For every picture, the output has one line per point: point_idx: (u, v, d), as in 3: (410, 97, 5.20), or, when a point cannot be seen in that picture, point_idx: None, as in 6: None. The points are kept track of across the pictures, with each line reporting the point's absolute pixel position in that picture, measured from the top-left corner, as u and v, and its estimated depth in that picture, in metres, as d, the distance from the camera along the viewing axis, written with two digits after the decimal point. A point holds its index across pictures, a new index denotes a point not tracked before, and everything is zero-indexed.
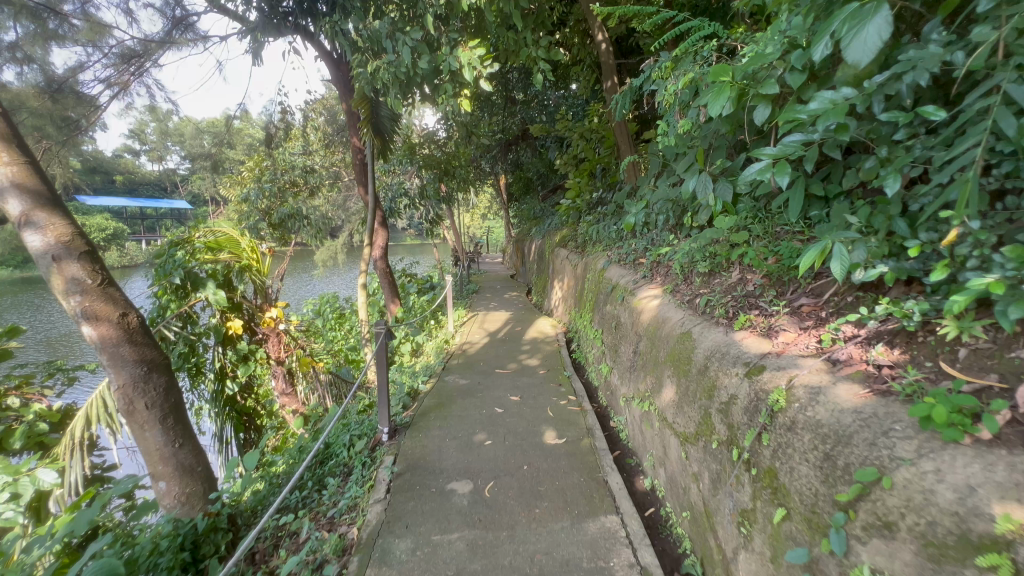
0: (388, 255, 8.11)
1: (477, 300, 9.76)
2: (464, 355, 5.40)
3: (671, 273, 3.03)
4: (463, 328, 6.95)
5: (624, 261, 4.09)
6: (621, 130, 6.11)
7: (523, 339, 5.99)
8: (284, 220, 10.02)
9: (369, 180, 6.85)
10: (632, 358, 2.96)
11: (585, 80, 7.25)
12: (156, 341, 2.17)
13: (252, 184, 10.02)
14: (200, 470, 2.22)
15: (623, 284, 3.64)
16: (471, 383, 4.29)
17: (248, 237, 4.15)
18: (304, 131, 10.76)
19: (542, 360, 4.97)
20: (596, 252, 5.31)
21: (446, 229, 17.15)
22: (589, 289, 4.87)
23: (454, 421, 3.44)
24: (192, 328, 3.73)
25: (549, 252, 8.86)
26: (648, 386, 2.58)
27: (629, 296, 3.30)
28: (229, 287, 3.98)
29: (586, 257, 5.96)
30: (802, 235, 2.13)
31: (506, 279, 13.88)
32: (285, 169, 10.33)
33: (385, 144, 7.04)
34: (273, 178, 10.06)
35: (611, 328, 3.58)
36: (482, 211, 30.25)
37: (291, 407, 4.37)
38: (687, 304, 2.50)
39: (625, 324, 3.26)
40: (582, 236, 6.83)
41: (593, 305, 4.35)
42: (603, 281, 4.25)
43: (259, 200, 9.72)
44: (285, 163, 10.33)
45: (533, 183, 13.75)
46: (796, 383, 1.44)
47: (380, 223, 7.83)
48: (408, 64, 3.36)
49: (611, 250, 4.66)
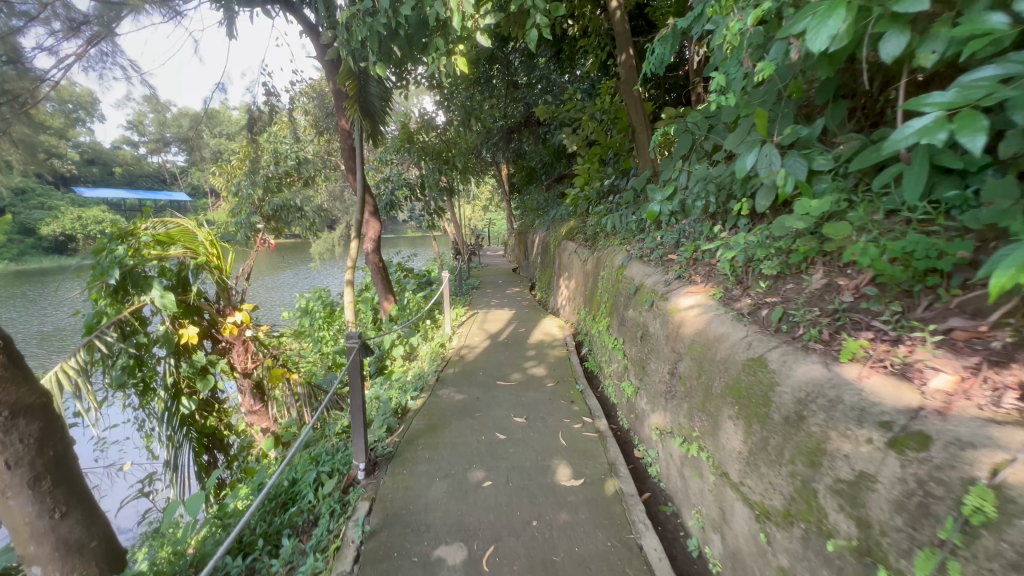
0: (382, 249, 7.51)
1: (478, 296, 9.17)
2: (462, 361, 4.82)
3: (716, 274, 2.43)
4: (462, 329, 6.37)
5: (648, 257, 3.49)
6: (637, 110, 5.48)
7: (527, 342, 5.40)
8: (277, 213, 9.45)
9: (359, 166, 6.24)
10: (667, 381, 2.36)
11: (595, 57, 6.60)
12: (29, 390, 1.74)
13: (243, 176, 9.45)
14: (93, 545, 1.80)
15: (649, 286, 3.03)
16: (468, 399, 3.70)
17: (207, 228, 3.55)
18: (294, 118, 10.15)
19: (550, 369, 4.38)
20: (611, 246, 4.69)
21: (446, 222, 16.57)
22: (603, 289, 4.26)
23: (447, 451, 2.85)
24: (138, 338, 3.12)
25: (554, 245, 8.26)
26: (696, 423, 1.98)
27: (660, 302, 2.70)
28: (184, 287, 3.39)
29: (598, 252, 5.36)
30: (926, 226, 1.53)
31: (508, 274, 13.28)
32: (277, 159, 9.75)
33: (375, 125, 6.33)
34: (263, 168, 9.48)
35: (637, 339, 2.98)
36: (483, 203, 29.63)
37: (260, 425, 3.85)
38: (750, 318, 1.89)
39: (655, 336, 2.65)
40: (593, 228, 6.21)
41: (609, 309, 3.75)
42: (622, 280, 3.64)
43: (251, 191, 9.18)
44: (276, 153, 9.72)
45: (536, 172, 13.10)
46: (1009, 482, 0.84)
47: (373, 215, 7.24)
48: (387, 12, 2.71)
49: (629, 245, 4.04)
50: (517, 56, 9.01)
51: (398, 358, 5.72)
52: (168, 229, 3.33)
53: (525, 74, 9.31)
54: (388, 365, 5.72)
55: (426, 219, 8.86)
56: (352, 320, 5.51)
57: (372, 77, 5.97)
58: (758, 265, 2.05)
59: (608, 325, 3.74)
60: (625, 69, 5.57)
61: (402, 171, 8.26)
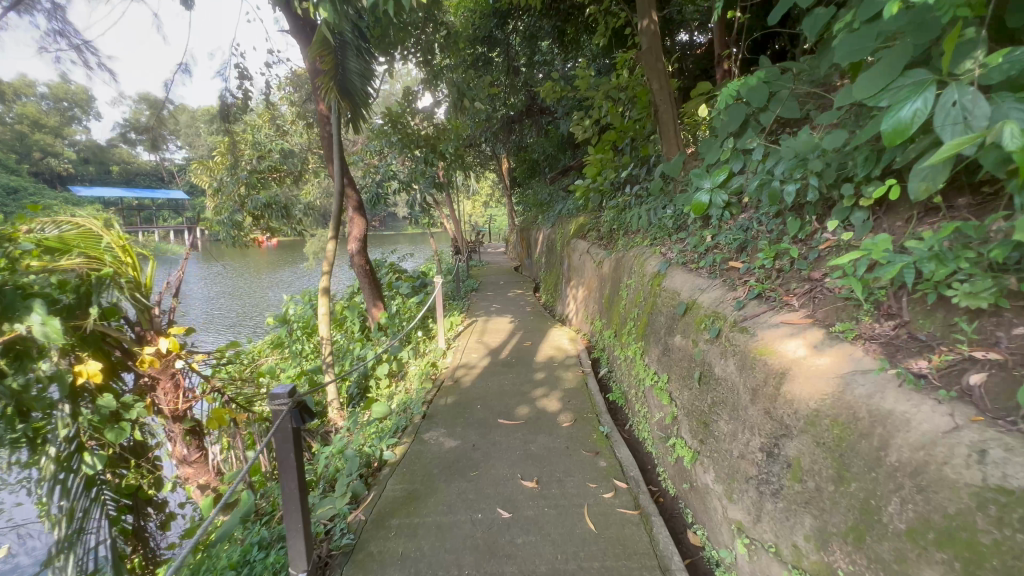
0: (368, 249, 6.74)
1: (477, 300, 8.36)
2: (456, 386, 3.99)
3: (830, 298, 1.61)
4: (459, 341, 5.55)
5: (694, 263, 2.67)
6: (662, 84, 4.67)
7: (534, 360, 4.58)
8: (263, 211, 8.76)
9: (336, 155, 5.43)
10: (759, 462, 1.55)
11: (605, 26, 5.79)
12: None
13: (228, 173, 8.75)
14: None
15: (707, 307, 2.21)
16: (462, 447, 2.88)
17: (114, 231, 2.74)
18: (277, 108, 9.37)
19: (564, 401, 3.54)
20: (637, 247, 3.86)
21: (445, 219, 15.78)
22: (630, 301, 3.44)
23: (430, 544, 2.04)
24: (19, 379, 2.27)
25: (562, 244, 7.43)
26: (839, 563, 1.16)
27: (731, 333, 1.88)
28: (83, 308, 2.54)
29: (618, 252, 4.54)
30: None
31: (509, 273, 12.47)
32: (260, 153, 8.99)
33: (355, 109, 5.40)
34: (246, 164, 8.74)
35: (692, 379, 2.16)
36: (484, 198, 28.80)
37: (197, 481, 3.03)
38: (951, 391, 1.06)
39: (726, 382, 1.84)
40: (609, 225, 5.39)
41: (641, 328, 2.94)
42: (658, 292, 2.82)
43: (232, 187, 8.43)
44: (257, 146, 8.94)
45: (539, 164, 12.26)
46: None
47: (357, 211, 6.55)
48: None
49: (663, 247, 3.21)
50: (517, 36, 8.22)
51: (385, 377, 4.90)
52: (61, 231, 2.50)
53: (527, 54, 8.51)
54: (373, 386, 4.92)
55: (421, 216, 8.07)
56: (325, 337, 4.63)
57: (352, 48, 5.13)
58: (935, 289, 1.23)
59: (639, 351, 2.93)
60: (647, 37, 4.76)
61: (391, 163, 7.48)
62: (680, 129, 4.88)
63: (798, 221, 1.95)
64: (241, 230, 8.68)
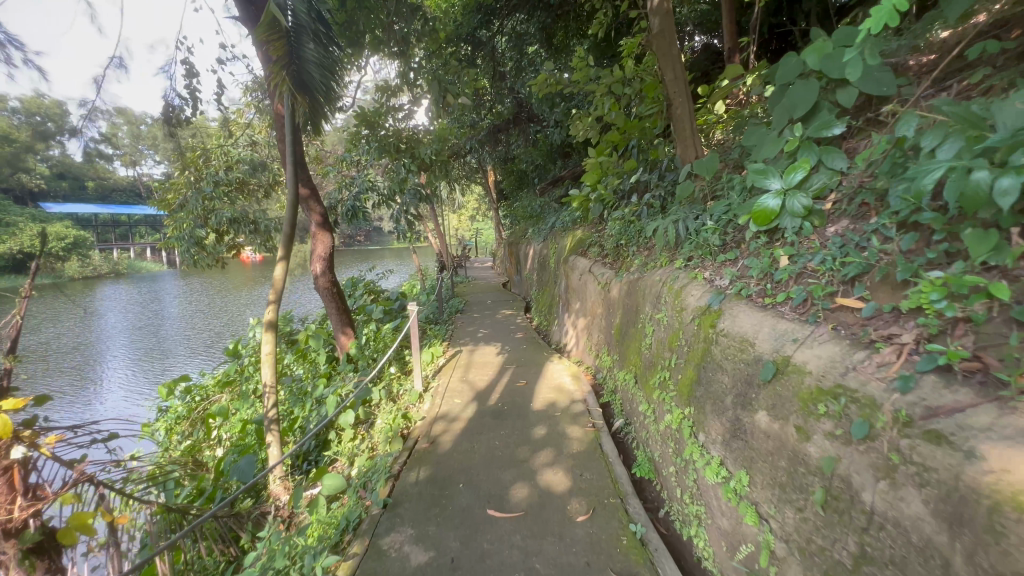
0: (335, 269, 5.96)
1: (462, 324, 7.51)
2: (431, 450, 3.10)
3: None
4: (439, 379, 4.69)
5: (769, 297, 1.85)
6: (677, 71, 4.05)
7: (531, 407, 3.73)
8: (227, 226, 7.93)
9: (290, 163, 4.59)
10: None
11: (608, 12, 4.98)
12: None
13: (187, 189, 7.86)
14: None
15: (818, 374, 1.40)
16: (437, 567, 2.01)
17: None
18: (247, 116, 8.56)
19: (574, 475, 2.68)
20: (661, 270, 3.05)
21: (430, 234, 14.99)
22: (659, 341, 2.62)
23: None
24: None
25: (557, 261, 6.64)
26: None
27: (904, 441, 1.07)
28: None
29: (631, 274, 3.74)
30: None
31: (497, 291, 11.68)
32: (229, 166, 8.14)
33: (314, 107, 4.52)
34: (212, 177, 7.88)
35: (802, 495, 1.34)
36: (469, 211, 28.10)
37: None
38: None
39: (905, 533, 1.03)
40: (615, 240, 4.62)
41: (684, 387, 2.11)
42: (709, 337, 2.00)
43: (195, 202, 7.57)
44: (224, 156, 8.09)
45: (529, 175, 11.58)
46: None
47: (320, 226, 5.74)
48: None
49: (707, 272, 2.41)
50: (503, 37, 7.52)
51: (348, 429, 3.98)
52: None
53: (515, 56, 7.82)
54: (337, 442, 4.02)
55: (401, 232, 7.25)
56: (266, 383, 3.69)
57: (308, 33, 4.28)
58: None
59: (683, 419, 2.09)
60: (659, 17, 4.05)
61: (369, 173, 6.68)
62: (698, 128, 4.27)
63: (996, 241, 1.17)
64: (204, 249, 7.79)
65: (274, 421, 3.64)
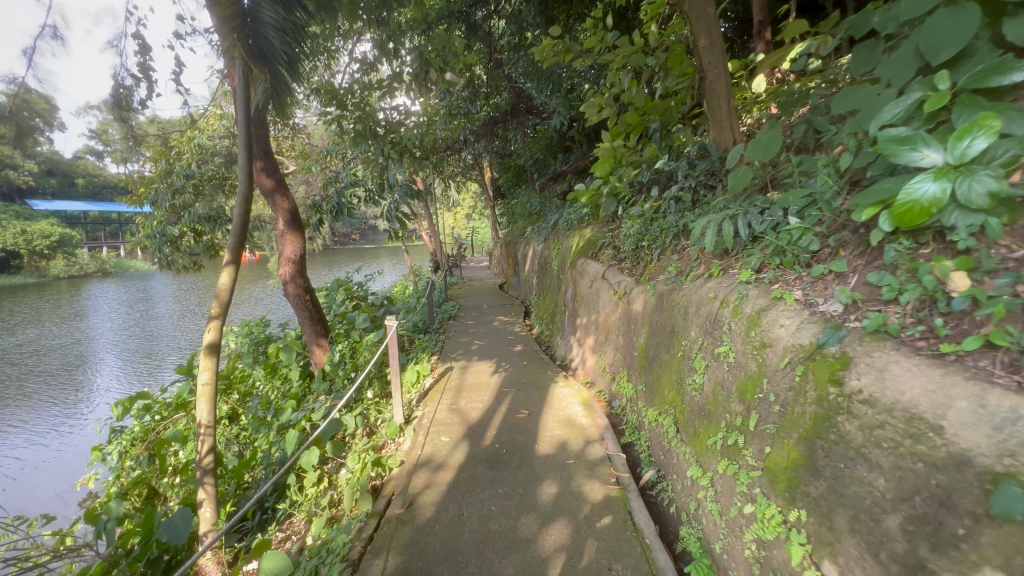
0: (308, 272, 5.27)
1: (455, 332, 6.78)
2: (409, 519, 2.37)
3: None
4: (426, 404, 3.99)
5: (941, 345, 1.14)
6: (714, 37, 3.37)
7: (537, 448, 3.02)
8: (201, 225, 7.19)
9: (243, 145, 3.69)
10: None
11: None
12: None
13: (157, 183, 7.11)
14: None
15: None
16: None
17: None
18: (222, 104, 7.80)
19: (601, 568, 1.95)
20: (709, 281, 2.31)
21: (423, 233, 14.26)
22: (719, 384, 1.89)
23: None
24: None
25: (561, 264, 5.94)
26: None
27: None
28: None
29: (659, 285, 3.04)
30: None
31: (493, 293, 10.97)
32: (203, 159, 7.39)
33: (276, 80, 3.56)
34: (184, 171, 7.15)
35: None
36: (466, 208, 27.30)
37: None
38: None
39: None
40: (635, 240, 3.91)
41: (779, 471, 1.40)
42: (828, 401, 1.28)
43: (164, 198, 6.83)
44: (197, 147, 7.34)
45: (528, 170, 10.83)
46: None
47: (290, 225, 5.05)
48: None
49: (796, 289, 1.68)
50: (502, 18, 6.79)
51: (310, 474, 3.23)
52: None
53: (513, 42, 7.07)
54: (304, 489, 3.33)
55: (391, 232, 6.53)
56: (201, 420, 2.91)
57: None
58: None
59: (784, 525, 1.37)
60: None
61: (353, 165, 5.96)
62: (734, 107, 3.61)
63: None
64: (176, 251, 7.06)
65: (212, 470, 2.86)
